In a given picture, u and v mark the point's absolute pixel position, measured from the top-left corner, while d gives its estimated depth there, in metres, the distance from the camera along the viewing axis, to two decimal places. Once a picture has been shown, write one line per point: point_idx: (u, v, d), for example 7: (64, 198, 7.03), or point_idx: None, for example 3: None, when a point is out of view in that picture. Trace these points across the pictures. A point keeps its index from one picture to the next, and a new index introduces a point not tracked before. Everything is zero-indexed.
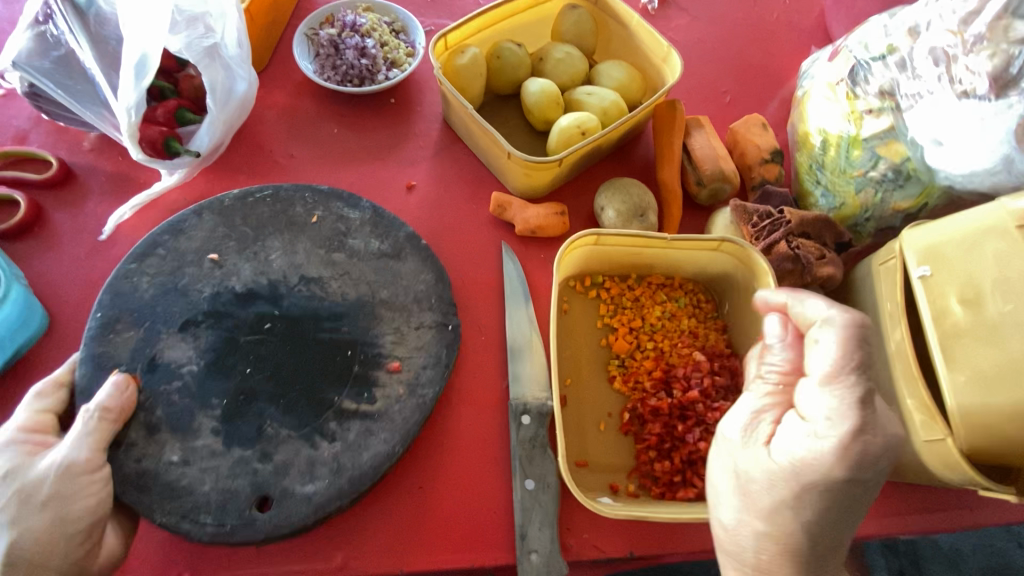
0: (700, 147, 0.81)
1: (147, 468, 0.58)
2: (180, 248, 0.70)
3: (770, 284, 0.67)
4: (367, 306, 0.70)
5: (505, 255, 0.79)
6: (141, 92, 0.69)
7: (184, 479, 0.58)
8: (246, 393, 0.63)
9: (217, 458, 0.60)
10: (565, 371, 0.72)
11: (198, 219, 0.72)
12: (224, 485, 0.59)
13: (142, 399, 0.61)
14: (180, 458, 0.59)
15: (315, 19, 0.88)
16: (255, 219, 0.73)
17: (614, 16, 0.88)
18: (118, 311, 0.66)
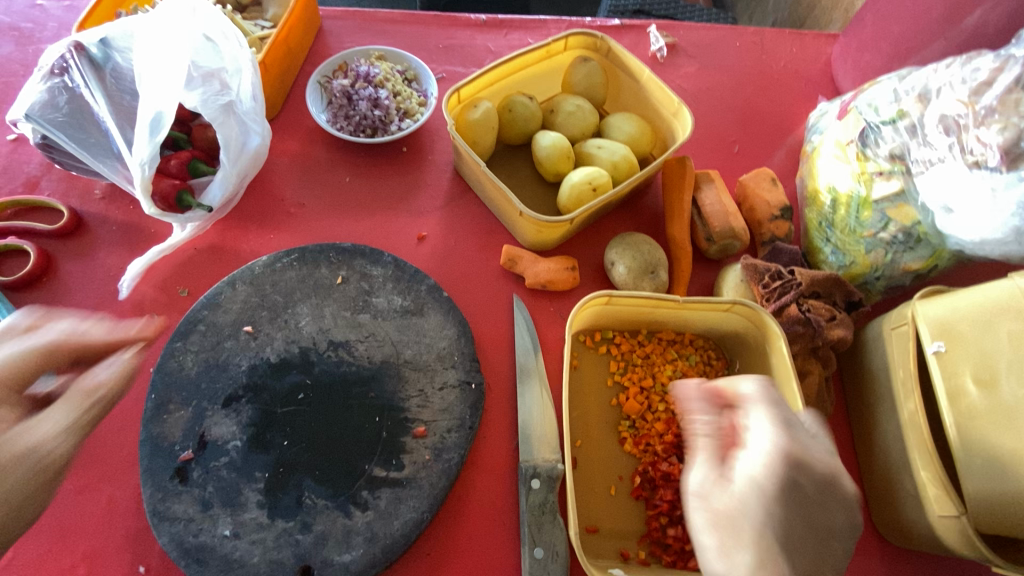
0: (709, 203, 0.82)
1: (204, 542, 0.60)
2: (217, 322, 0.71)
3: (783, 349, 0.67)
4: (392, 368, 0.69)
5: (516, 309, 0.78)
6: (156, 146, 0.68)
7: (236, 551, 0.59)
8: (286, 466, 0.63)
9: (263, 530, 0.60)
10: (576, 432, 0.72)
11: (233, 291, 0.73)
12: (271, 556, 0.59)
13: (193, 475, 0.62)
14: (232, 532, 0.60)
15: (329, 68, 0.89)
16: (284, 287, 0.74)
17: (625, 68, 0.89)
18: (170, 391, 0.66)
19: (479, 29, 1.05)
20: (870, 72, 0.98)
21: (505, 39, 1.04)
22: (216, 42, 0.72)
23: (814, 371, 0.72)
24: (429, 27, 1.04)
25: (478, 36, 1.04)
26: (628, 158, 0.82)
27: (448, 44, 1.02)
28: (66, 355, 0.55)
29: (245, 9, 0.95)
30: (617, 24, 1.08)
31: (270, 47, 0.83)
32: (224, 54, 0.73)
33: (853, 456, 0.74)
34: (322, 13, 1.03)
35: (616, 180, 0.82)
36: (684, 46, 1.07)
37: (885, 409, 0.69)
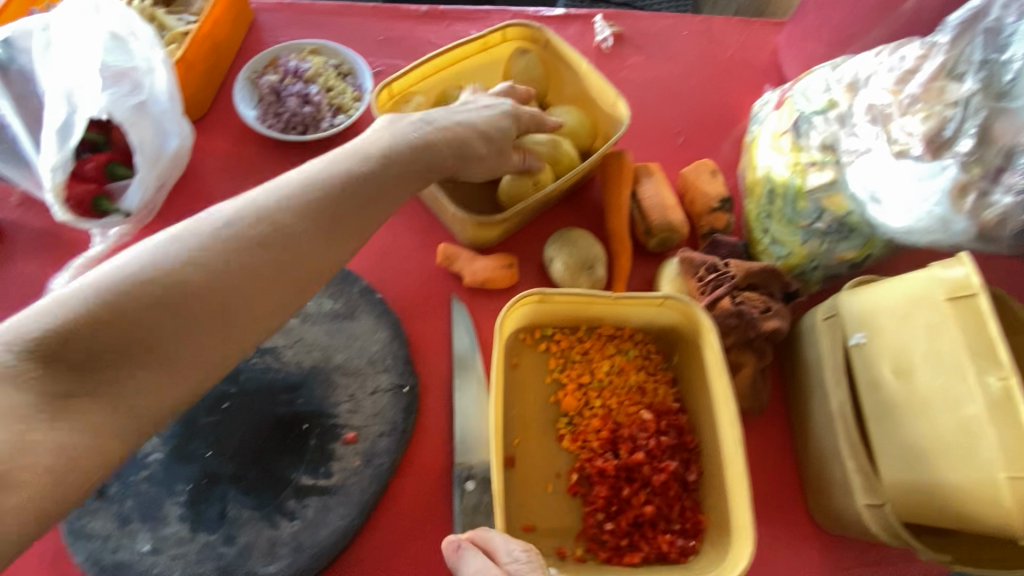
0: (648, 196, 0.81)
1: (122, 559, 0.58)
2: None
3: (713, 341, 0.67)
4: (321, 374, 0.68)
5: (454, 309, 0.75)
6: (67, 152, 0.66)
7: (155, 567, 0.58)
8: (209, 477, 0.62)
9: (184, 545, 0.59)
10: (512, 432, 0.71)
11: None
12: (192, 570, 0.58)
13: (110, 491, 0.61)
14: (151, 547, 0.58)
15: (259, 63, 0.87)
16: None
17: (564, 60, 0.87)
18: None
19: (420, 20, 1.02)
20: (813, 61, 0.98)
21: (447, 30, 1.02)
22: (123, 41, 0.70)
23: (747, 362, 0.72)
24: (368, 19, 1.01)
25: (419, 27, 1.01)
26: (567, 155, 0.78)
27: (388, 37, 1.00)
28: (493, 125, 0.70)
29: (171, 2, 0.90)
30: (563, 13, 1.06)
31: (191, 42, 0.81)
32: (134, 53, 0.70)
33: (789, 447, 0.74)
34: (256, 6, 0.99)
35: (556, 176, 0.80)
36: (631, 35, 1.06)
37: (818, 399, 0.68)
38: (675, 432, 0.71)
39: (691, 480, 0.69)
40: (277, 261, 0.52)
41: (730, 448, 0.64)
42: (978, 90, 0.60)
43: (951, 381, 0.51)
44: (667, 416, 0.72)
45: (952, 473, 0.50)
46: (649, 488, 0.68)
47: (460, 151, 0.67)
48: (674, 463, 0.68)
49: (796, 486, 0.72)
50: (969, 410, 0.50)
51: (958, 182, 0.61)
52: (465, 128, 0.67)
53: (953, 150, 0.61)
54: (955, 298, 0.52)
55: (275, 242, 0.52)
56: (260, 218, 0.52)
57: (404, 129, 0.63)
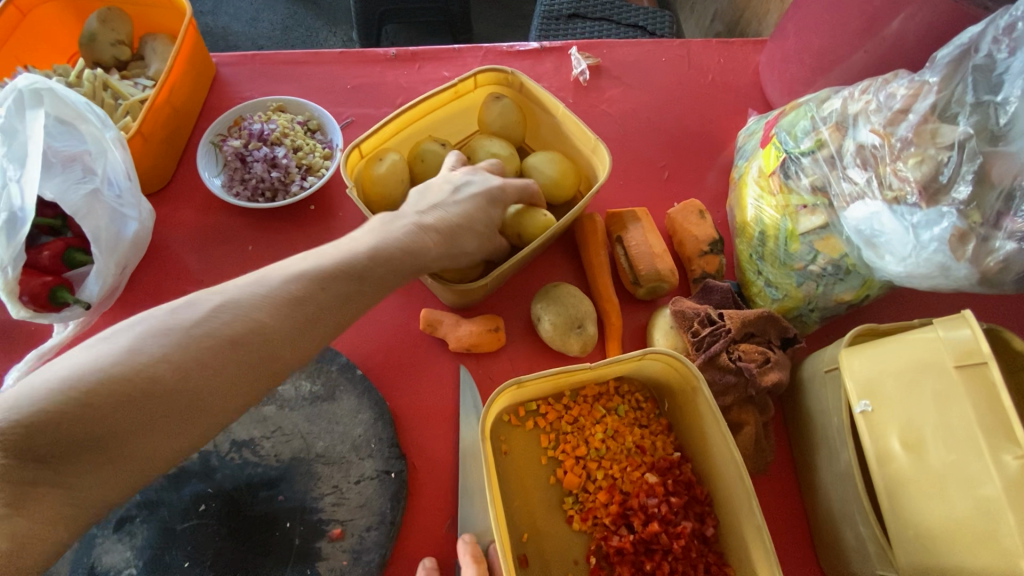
0: (635, 244, 0.78)
1: None
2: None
3: (705, 393, 0.64)
4: (302, 465, 0.65)
5: (462, 382, 0.72)
6: (17, 246, 0.62)
7: None
8: None
9: None
10: (519, 527, 0.68)
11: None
12: None
13: None
14: None
15: (223, 125, 0.83)
16: None
17: (539, 104, 0.84)
18: None
19: (389, 63, 0.98)
20: (796, 85, 0.95)
21: (418, 73, 0.98)
22: (72, 125, 0.66)
23: (750, 420, 0.69)
24: (334, 66, 0.96)
25: (388, 71, 0.97)
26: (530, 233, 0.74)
27: (356, 84, 0.95)
28: (481, 217, 0.67)
29: (127, 65, 0.88)
30: (537, 47, 1.02)
31: (149, 109, 0.76)
32: (85, 136, 0.66)
33: (799, 499, 0.70)
34: (216, 60, 0.95)
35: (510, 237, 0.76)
36: (608, 66, 1.03)
37: (826, 457, 0.65)
38: (683, 488, 0.68)
39: (710, 535, 0.67)
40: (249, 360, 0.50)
41: (750, 519, 0.61)
42: (972, 133, 0.59)
43: (965, 457, 0.49)
44: (672, 472, 0.69)
45: (980, 559, 0.47)
46: (671, 556, 0.65)
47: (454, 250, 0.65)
48: (690, 524, 0.66)
49: (811, 547, 0.68)
50: (986, 490, 0.47)
51: (957, 230, 0.58)
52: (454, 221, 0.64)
53: (950, 195, 0.59)
54: (964, 365, 0.50)
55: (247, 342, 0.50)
56: (237, 316, 0.50)
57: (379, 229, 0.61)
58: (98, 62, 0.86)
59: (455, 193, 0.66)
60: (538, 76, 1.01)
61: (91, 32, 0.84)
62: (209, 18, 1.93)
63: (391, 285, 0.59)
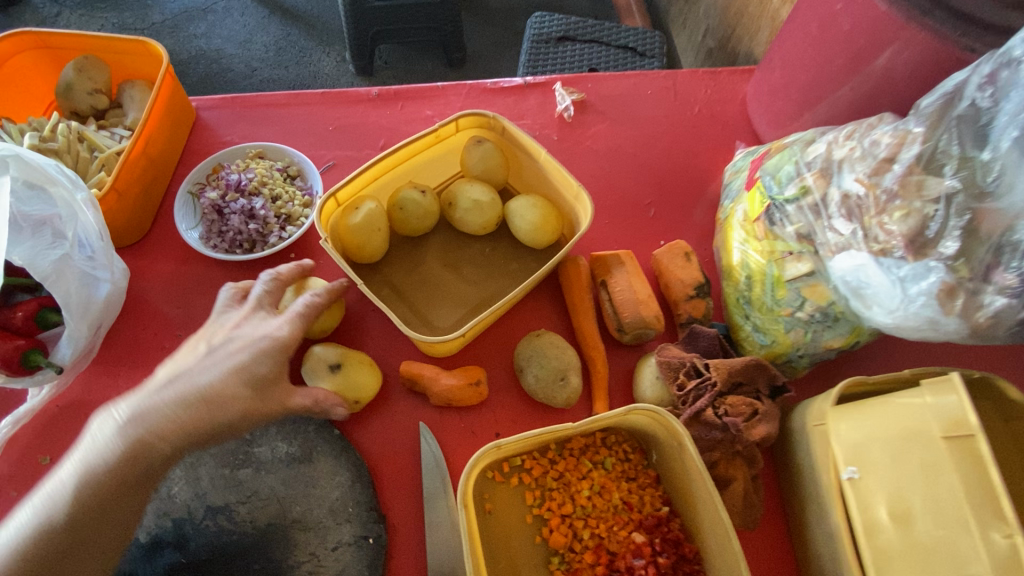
0: (619, 290, 0.77)
1: None
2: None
3: (692, 452, 0.62)
4: (278, 531, 0.63)
5: (421, 438, 0.69)
6: None
7: None
8: None
9: None
10: None
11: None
12: None
13: None
14: None
15: (201, 173, 0.82)
16: None
17: (521, 148, 0.82)
18: None
19: (370, 103, 0.96)
20: (784, 118, 0.93)
21: (401, 112, 0.96)
22: (42, 188, 0.65)
23: (739, 475, 0.67)
24: (316, 107, 0.95)
25: (370, 111, 0.96)
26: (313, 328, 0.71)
27: (337, 126, 0.94)
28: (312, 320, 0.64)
29: (105, 113, 0.87)
30: (522, 82, 1.01)
31: (125, 162, 0.75)
32: (55, 199, 0.66)
33: (791, 556, 0.68)
34: (197, 104, 0.94)
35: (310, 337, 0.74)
36: (594, 100, 1.01)
37: (816, 516, 0.63)
38: (671, 547, 0.66)
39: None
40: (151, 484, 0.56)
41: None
42: (960, 187, 0.57)
43: (954, 535, 0.47)
44: (660, 530, 0.67)
45: None
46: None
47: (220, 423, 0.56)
48: None
49: None
50: (975, 572, 0.45)
51: (945, 285, 0.56)
52: (241, 363, 0.57)
53: (937, 249, 0.58)
54: (951, 436, 0.48)
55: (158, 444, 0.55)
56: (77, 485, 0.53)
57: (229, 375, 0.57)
58: (75, 111, 0.85)
59: (248, 306, 0.63)
60: (523, 112, 1.00)
61: (68, 82, 0.84)
62: (202, 42, 1.92)
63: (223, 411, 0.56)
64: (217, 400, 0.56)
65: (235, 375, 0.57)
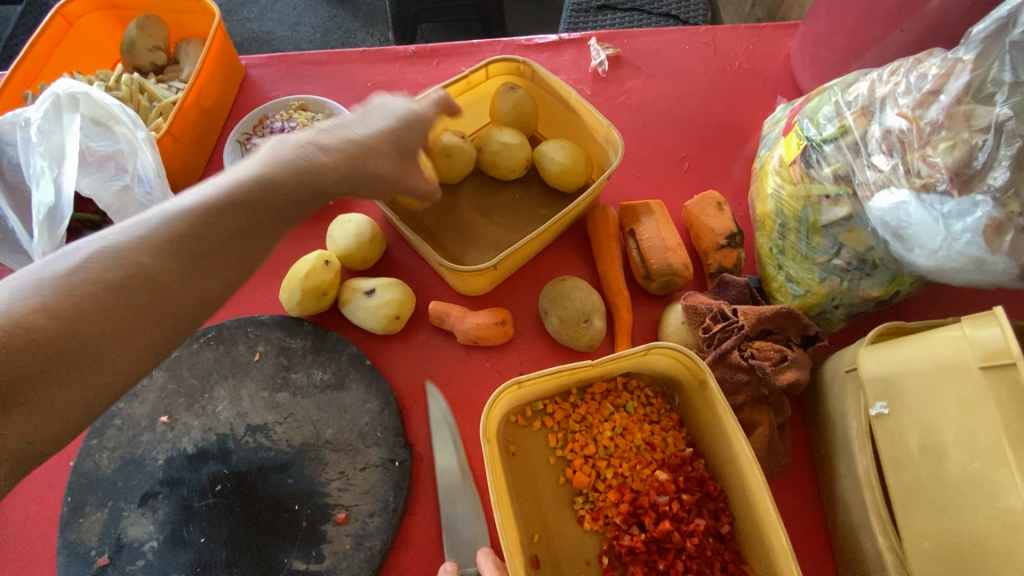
0: (647, 236, 0.76)
1: None
2: (133, 415, 0.68)
3: (714, 389, 0.62)
4: (312, 450, 0.67)
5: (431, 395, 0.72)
6: (60, 240, 0.67)
7: None
8: (203, 565, 0.62)
9: None
10: (530, 528, 0.66)
11: (148, 379, 0.70)
12: None
13: None
14: None
15: (248, 124, 0.87)
16: (201, 370, 0.71)
17: (552, 92, 0.84)
18: (86, 492, 0.65)
19: (407, 61, 0.99)
20: (828, 70, 0.89)
21: (436, 69, 0.98)
22: (106, 125, 0.71)
23: (763, 420, 0.66)
24: (355, 65, 0.99)
25: (408, 68, 0.99)
26: (358, 237, 0.76)
27: (376, 82, 0.97)
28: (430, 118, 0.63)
29: (163, 69, 0.93)
30: (556, 39, 1.01)
31: (179, 112, 0.80)
32: (119, 136, 0.71)
33: (816, 505, 0.67)
34: (246, 62, 0.99)
35: (353, 269, 0.79)
36: (629, 56, 1.00)
37: (843, 462, 0.62)
38: (696, 484, 0.66)
39: (726, 531, 0.64)
40: (186, 268, 0.46)
41: (765, 514, 0.58)
42: (1013, 114, 0.55)
43: (987, 468, 0.45)
44: (683, 469, 0.67)
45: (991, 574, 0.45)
46: (686, 555, 0.63)
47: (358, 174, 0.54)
48: (704, 522, 0.63)
49: (827, 553, 0.65)
50: (1008, 503, 0.44)
51: (993, 220, 0.53)
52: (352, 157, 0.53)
53: (985, 182, 0.55)
54: (989, 365, 0.46)
55: (131, 286, 0.44)
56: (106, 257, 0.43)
57: (321, 158, 0.52)
58: (137, 67, 0.91)
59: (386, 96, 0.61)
60: (557, 68, 1.00)
61: (130, 39, 0.90)
62: (254, 24, 1.99)
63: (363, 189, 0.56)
64: (296, 177, 0.50)
65: (320, 162, 0.51)
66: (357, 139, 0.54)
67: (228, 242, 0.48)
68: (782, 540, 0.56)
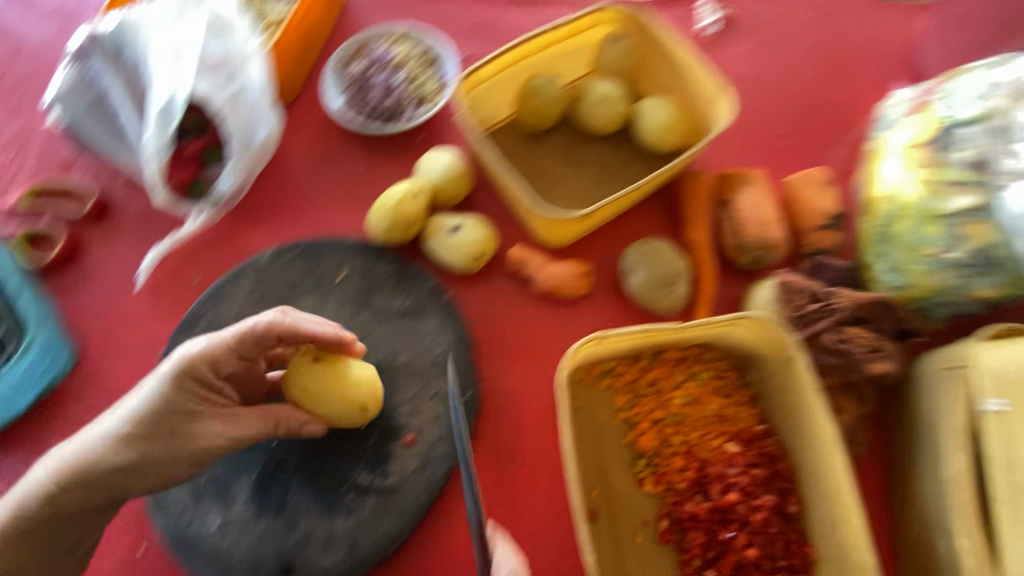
0: (746, 207, 0.73)
1: (190, 534, 0.61)
2: (220, 316, 0.71)
3: (803, 367, 0.60)
4: (386, 372, 0.69)
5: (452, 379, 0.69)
6: (167, 137, 0.69)
7: (222, 545, 0.61)
8: (273, 464, 0.64)
9: (248, 527, 0.61)
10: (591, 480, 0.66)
11: (236, 285, 0.72)
12: (254, 554, 0.60)
13: None
14: (219, 525, 0.61)
15: (348, 49, 0.86)
16: (288, 282, 0.73)
17: (660, 46, 0.80)
18: None
19: (509, 3, 0.97)
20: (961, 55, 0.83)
21: (537, 15, 0.96)
22: (226, 32, 0.71)
23: (847, 408, 0.64)
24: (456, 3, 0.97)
25: (509, 11, 0.96)
26: (362, 379, 0.61)
27: (475, 22, 0.95)
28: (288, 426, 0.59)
29: None
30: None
31: (286, 28, 0.80)
32: (234, 44, 0.71)
33: (883, 501, 0.66)
34: None
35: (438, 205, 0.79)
36: (738, 22, 0.95)
37: (927, 462, 0.59)
38: (766, 461, 0.65)
39: (792, 513, 0.62)
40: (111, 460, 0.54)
41: (842, 500, 0.57)
42: None
43: None
44: (753, 444, 0.66)
45: None
46: (749, 529, 0.62)
47: (169, 438, 0.54)
48: (772, 499, 0.62)
49: (889, 547, 0.64)
50: None
51: None
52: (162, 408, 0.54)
53: None
54: None
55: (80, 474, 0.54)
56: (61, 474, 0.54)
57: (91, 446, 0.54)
58: None
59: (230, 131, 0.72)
60: None
61: None
62: None
63: (180, 450, 0.54)
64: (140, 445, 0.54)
65: (178, 443, 0.54)
66: (123, 423, 0.54)
67: (142, 427, 0.54)
68: (861, 528, 0.54)
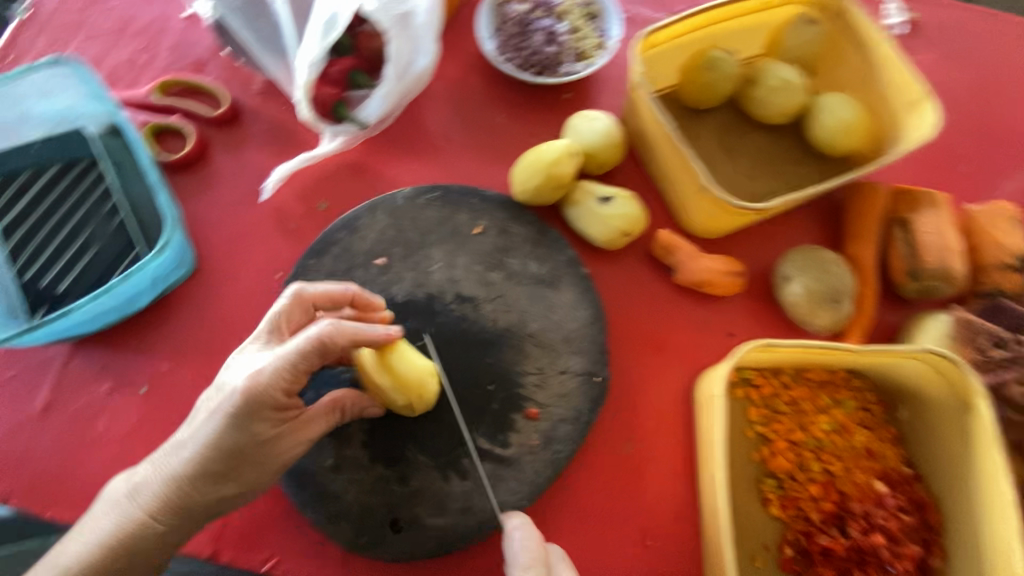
0: (928, 232, 0.66)
1: (302, 466, 0.58)
2: (351, 248, 0.67)
3: (986, 419, 0.55)
4: (515, 337, 0.64)
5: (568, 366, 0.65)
6: (326, 48, 0.62)
7: (333, 485, 0.58)
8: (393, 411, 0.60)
9: (361, 471, 0.59)
10: None
11: (372, 220, 0.69)
12: (365, 499, 0.58)
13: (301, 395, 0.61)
14: (332, 463, 0.59)
15: None
16: (421, 225, 0.69)
17: (855, 39, 0.73)
18: None
19: None
20: None
21: None
22: None
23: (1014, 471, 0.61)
24: None
25: None
26: (409, 381, 0.57)
27: None
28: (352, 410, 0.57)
29: None
30: None
31: None
32: None
33: None
34: None
35: (584, 172, 0.74)
36: (924, 27, 0.87)
37: None
38: (913, 508, 0.60)
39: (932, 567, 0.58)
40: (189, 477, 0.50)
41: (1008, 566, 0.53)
42: None
43: None
44: (898, 487, 0.61)
45: None
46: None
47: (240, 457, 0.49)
48: (916, 549, 0.58)
49: None
50: None
51: None
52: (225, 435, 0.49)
53: None
54: None
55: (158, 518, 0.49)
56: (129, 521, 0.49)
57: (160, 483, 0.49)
58: None
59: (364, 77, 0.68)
60: None
61: None
62: None
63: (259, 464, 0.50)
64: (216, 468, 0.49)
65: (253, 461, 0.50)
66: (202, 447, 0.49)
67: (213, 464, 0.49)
68: None
